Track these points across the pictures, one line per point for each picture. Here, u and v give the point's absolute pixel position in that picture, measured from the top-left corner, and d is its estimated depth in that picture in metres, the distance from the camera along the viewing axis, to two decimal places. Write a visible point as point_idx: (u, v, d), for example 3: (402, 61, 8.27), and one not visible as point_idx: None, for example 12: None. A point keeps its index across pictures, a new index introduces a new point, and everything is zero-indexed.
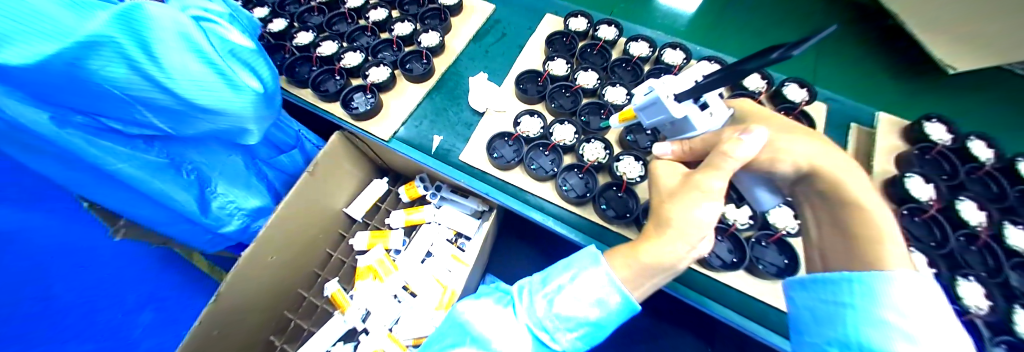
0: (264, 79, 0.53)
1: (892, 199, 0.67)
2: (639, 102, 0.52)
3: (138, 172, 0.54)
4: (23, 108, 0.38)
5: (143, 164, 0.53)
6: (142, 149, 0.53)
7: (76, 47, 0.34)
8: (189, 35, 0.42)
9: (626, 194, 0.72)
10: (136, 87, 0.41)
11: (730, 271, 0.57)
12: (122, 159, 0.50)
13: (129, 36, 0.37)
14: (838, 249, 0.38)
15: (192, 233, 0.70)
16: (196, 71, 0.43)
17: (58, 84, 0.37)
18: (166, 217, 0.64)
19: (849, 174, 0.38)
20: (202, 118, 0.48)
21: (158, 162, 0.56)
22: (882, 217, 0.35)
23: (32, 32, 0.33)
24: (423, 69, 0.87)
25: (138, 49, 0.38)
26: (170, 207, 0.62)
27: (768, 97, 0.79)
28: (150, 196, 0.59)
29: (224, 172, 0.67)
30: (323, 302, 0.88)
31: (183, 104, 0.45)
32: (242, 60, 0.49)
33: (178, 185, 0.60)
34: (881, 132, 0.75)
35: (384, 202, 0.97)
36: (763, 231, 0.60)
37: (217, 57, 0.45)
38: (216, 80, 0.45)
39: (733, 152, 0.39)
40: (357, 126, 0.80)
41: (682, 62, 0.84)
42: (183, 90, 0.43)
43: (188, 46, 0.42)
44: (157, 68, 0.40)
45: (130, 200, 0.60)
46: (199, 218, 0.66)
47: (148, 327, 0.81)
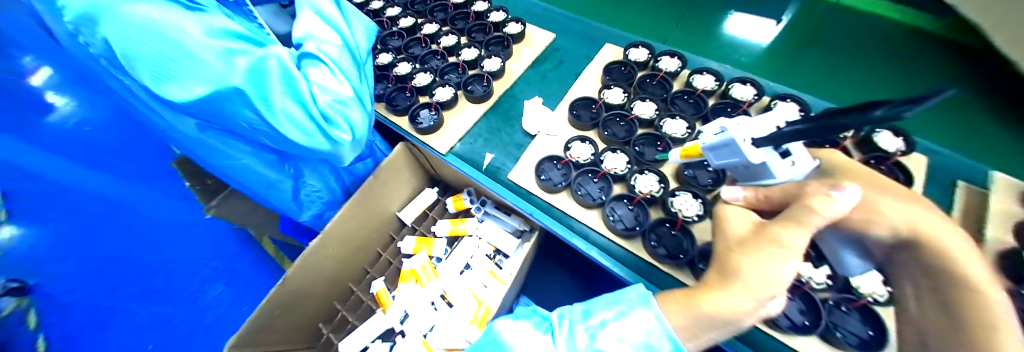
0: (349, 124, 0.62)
1: (1009, 277, 0.56)
2: (708, 142, 0.50)
3: (255, 165, 0.69)
4: (177, 115, 0.56)
5: (256, 161, 0.69)
6: (258, 150, 0.67)
7: (218, 91, 0.46)
8: (296, 89, 0.53)
9: (680, 233, 0.68)
10: (252, 121, 0.53)
11: (800, 336, 0.51)
12: (243, 156, 0.66)
13: (253, 87, 0.48)
14: (948, 335, 0.33)
15: (285, 209, 0.85)
16: (293, 113, 0.53)
17: (212, 113, 0.51)
18: (268, 196, 0.79)
19: (963, 250, 0.33)
20: (296, 148, 0.60)
21: (267, 159, 0.70)
22: (1006, 304, 0.31)
23: (200, 87, 0.46)
24: (483, 90, 0.92)
25: (256, 97, 0.49)
26: (270, 190, 0.77)
27: (855, 144, 0.72)
28: (258, 183, 0.74)
29: (313, 169, 0.78)
30: (368, 298, 0.94)
31: (281, 139, 0.56)
32: (334, 106, 0.60)
33: (279, 176, 0.74)
34: (995, 194, 0.64)
35: (432, 211, 1.01)
36: (843, 294, 0.55)
37: (313, 108, 0.55)
38: (309, 126, 0.56)
39: (822, 210, 0.35)
40: (419, 138, 0.86)
41: (752, 99, 0.80)
42: (283, 132, 0.54)
43: (291, 94, 0.53)
44: (265, 110, 0.51)
45: (245, 182, 0.74)
46: (289, 198, 0.80)
47: (219, 297, 1.18)
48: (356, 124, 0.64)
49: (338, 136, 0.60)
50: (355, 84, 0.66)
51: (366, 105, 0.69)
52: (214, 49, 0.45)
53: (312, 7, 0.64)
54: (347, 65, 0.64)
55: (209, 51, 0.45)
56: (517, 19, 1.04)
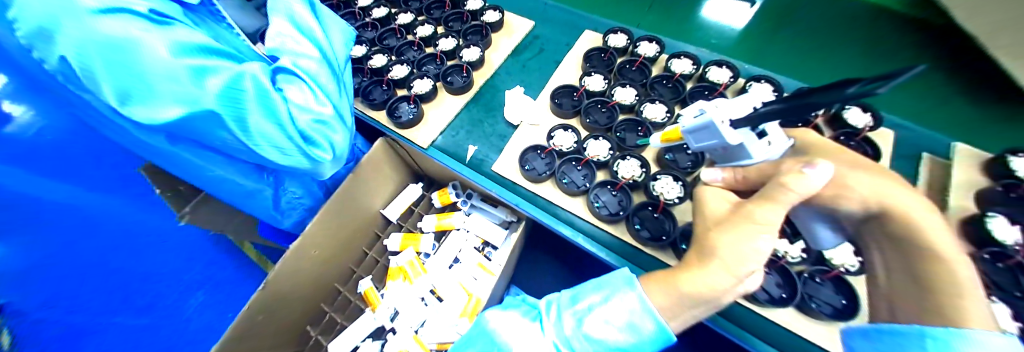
0: (330, 144, 0.61)
1: (970, 241, 0.59)
2: (687, 124, 0.50)
3: (231, 176, 0.65)
4: (139, 131, 0.51)
5: (232, 171, 0.65)
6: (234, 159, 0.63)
7: (190, 114, 0.43)
8: (274, 109, 0.50)
9: (662, 215, 0.69)
10: (226, 140, 0.50)
11: (778, 308, 0.53)
12: (220, 168, 0.62)
13: (227, 110, 0.45)
14: (910, 300, 0.34)
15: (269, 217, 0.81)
16: (273, 134, 0.51)
17: (183, 131, 0.48)
18: (245, 204, 0.75)
19: (924, 217, 0.34)
20: (274, 165, 0.58)
21: (245, 168, 0.66)
22: (967, 273, 0.32)
23: (174, 109, 0.42)
24: (463, 81, 0.90)
25: (231, 120, 0.46)
26: (248, 199, 0.73)
27: (826, 121, 0.74)
28: (234, 193, 0.70)
29: (292, 175, 0.76)
30: (356, 298, 0.93)
31: (259, 157, 0.54)
32: (317, 125, 0.57)
33: (258, 182, 0.70)
34: (956, 165, 0.67)
35: (417, 206, 1.01)
36: (817, 266, 0.56)
37: (295, 128, 0.53)
38: (289, 146, 0.54)
39: (793, 186, 0.35)
40: (399, 133, 0.85)
41: (728, 81, 0.81)
42: (261, 151, 0.52)
43: (270, 116, 0.49)
44: (241, 132, 0.48)
45: (221, 193, 0.70)
46: (269, 206, 0.77)
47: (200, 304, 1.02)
48: (338, 141, 0.63)
49: (318, 155, 0.59)
50: (339, 96, 0.63)
51: (347, 119, 0.67)
52: (186, 68, 0.41)
53: (288, 11, 0.59)
54: (330, 77, 0.61)
55: (178, 72, 0.41)
56: (494, 7, 1.02)
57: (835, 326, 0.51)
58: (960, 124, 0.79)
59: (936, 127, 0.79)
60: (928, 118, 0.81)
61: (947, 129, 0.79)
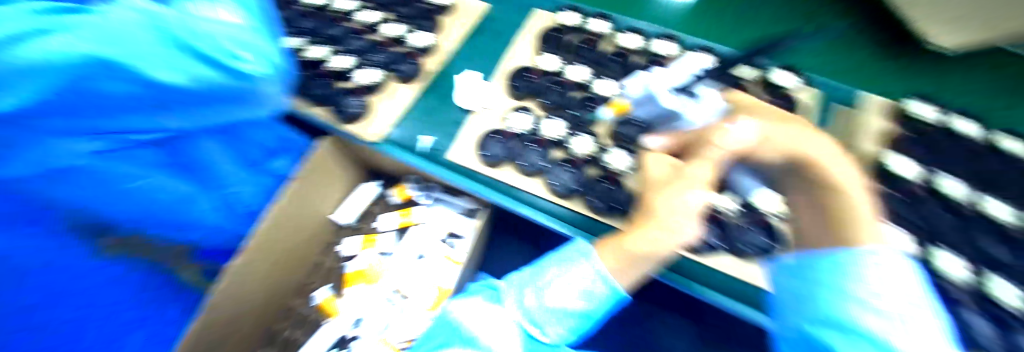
0: (258, 47, 0.41)
1: None
2: (635, 96, 0.55)
3: (153, 177, 0.61)
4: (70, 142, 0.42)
5: (149, 167, 0.59)
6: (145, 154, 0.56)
7: (57, 70, 0.31)
8: (163, 29, 0.36)
9: (615, 186, 0.70)
10: (140, 93, 0.38)
11: (710, 254, 0.58)
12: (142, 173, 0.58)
13: (100, 45, 0.33)
14: (820, 232, 0.38)
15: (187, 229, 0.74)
16: (181, 63, 0.37)
17: (91, 104, 0.37)
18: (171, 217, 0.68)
19: (834, 162, 0.38)
20: (213, 100, 0.44)
21: (158, 160, 0.60)
22: (860, 201, 0.36)
23: (38, 78, 0.31)
24: (410, 67, 0.85)
25: (119, 60, 0.34)
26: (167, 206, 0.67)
27: (758, 84, 0.78)
28: (155, 203, 0.64)
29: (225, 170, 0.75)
30: (311, 312, 0.88)
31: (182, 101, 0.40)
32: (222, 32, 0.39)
33: (164, 178, 0.63)
34: (871, 110, 0.73)
35: (376, 206, 0.96)
36: (752, 216, 0.59)
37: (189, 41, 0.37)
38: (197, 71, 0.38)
39: (721, 143, 0.41)
40: (344, 129, 0.79)
41: (676, 55, 0.84)
42: (159, 78, 0.37)
43: (157, 33, 0.36)
44: (147, 63, 0.36)
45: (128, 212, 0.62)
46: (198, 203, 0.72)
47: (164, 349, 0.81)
48: (267, 45, 0.43)
49: (252, 69, 0.40)
50: None
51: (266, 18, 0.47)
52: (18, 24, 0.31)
53: None
54: None
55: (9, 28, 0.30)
56: None
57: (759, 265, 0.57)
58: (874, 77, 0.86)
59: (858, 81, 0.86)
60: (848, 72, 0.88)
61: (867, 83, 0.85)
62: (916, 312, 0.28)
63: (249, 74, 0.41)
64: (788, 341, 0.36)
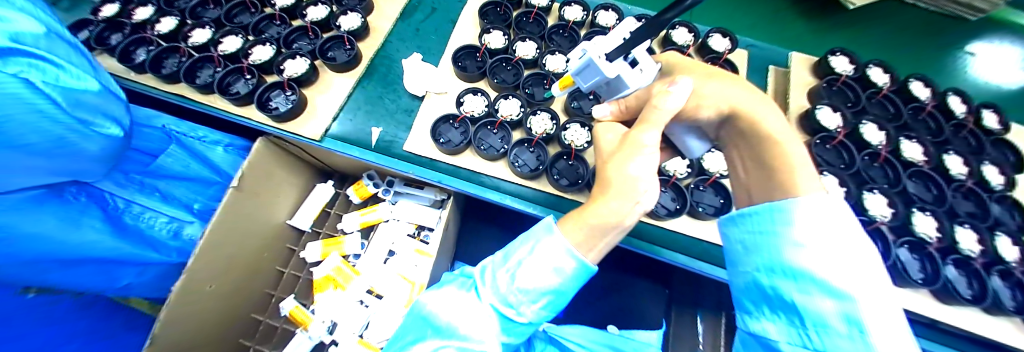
0: (114, 119, 0.50)
1: (806, 131, 0.74)
2: (574, 67, 0.50)
3: (52, 219, 0.48)
4: None
5: (46, 209, 0.47)
6: (41, 193, 0.46)
7: None
8: None
9: (576, 161, 0.72)
10: None
11: (672, 218, 0.61)
12: (56, 219, 0.49)
13: None
14: (759, 181, 0.39)
15: (124, 275, 0.62)
16: None
17: None
18: (109, 266, 0.60)
19: (763, 110, 0.39)
20: (57, 160, 0.43)
21: (54, 202, 0.49)
22: (794, 147, 0.36)
23: None
24: (347, 56, 0.80)
25: None
26: (91, 255, 0.55)
27: (696, 50, 0.82)
28: (60, 253, 0.51)
29: (159, 176, 0.65)
30: (282, 322, 0.83)
31: (27, 156, 0.40)
32: (71, 78, 0.43)
33: (73, 218, 0.51)
34: (795, 69, 0.82)
35: (333, 207, 0.91)
36: (699, 177, 0.65)
37: (56, 88, 0.40)
38: (57, 127, 0.41)
39: (660, 104, 0.37)
40: (281, 129, 0.72)
41: (615, 24, 0.84)
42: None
43: None
44: None
45: (60, 265, 0.54)
46: (138, 252, 0.61)
47: None
48: (112, 110, 0.50)
49: (105, 135, 0.48)
50: (77, 61, 0.47)
51: (92, 71, 0.49)
52: None
53: None
54: (37, 24, 0.41)
55: None
56: None
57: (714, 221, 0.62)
58: (772, 34, 1.03)
59: (760, 35, 1.03)
60: (755, 30, 1.03)
61: (766, 37, 1.02)
62: (850, 248, 0.31)
63: (105, 141, 0.48)
64: (739, 287, 0.40)
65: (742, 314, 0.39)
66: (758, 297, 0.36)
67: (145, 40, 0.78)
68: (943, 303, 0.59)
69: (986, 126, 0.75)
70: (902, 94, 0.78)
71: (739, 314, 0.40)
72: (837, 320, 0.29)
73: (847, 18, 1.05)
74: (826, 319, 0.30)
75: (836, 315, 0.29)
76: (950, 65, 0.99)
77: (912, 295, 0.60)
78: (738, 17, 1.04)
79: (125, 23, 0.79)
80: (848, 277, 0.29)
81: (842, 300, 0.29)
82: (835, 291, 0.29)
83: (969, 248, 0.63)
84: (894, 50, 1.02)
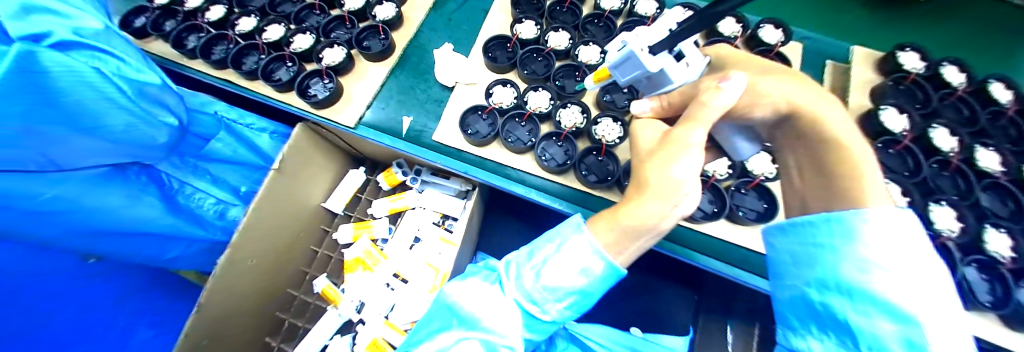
0: (175, 111, 0.54)
1: (866, 134, 0.68)
2: (612, 60, 0.48)
3: (117, 196, 0.53)
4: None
5: (109, 185, 0.52)
6: (108, 171, 0.51)
7: None
8: None
9: (606, 158, 0.70)
10: None
11: (709, 222, 0.58)
12: (121, 195, 0.54)
13: None
14: (817, 187, 0.36)
15: (173, 247, 0.68)
16: None
17: None
18: (162, 240, 0.65)
19: (827, 110, 0.36)
20: (128, 145, 0.48)
21: (120, 179, 0.54)
22: (862, 152, 0.33)
23: None
24: (381, 45, 0.81)
25: None
26: (148, 229, 0.60)
27: (743, 42, 0.77)
28: (124, 226, 0.57)
29: (214, 161, 0.69)
30: (315, 298, 0.88)
31: (96, 138, 0.44)
32: (133, 70, 0.47)
33: (135, 195, 0.56)
34: (855, 65, 0.75)
35: (364, 192, 0.94)
36: (741, 179, 0.61)
37: (121, 79, 0.45)
38: (123, 113, 0.45)
39: (710, 102, 0.35)
40: (318, 115, 0.75)
41: (655, 13, 0.79)
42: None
43: None
44: None
45: (122, 237, 0.59)
46: (186, 228, 0.67)
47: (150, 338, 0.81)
48: (172, 100, 0.53)
49: (165, 124, 0.52)
50: (142, 59, 0.51)
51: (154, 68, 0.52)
52: None
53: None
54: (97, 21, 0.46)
55: None
56: None
57: (756, 228, 0.59)
58: (825, 25, 0.94)
59: (813, 27, 0.94)
60: (807, 21, 0.95)
61: (820, 29, 0.94)
62: (921, 268, 0.28)
63: (168, 131, 0.53)
64: (784, 301, 0.37)
65: (784, 329, 0.37)
66: (804, 313, 0.34)
67: (196, 27, 0.83)
68: (1014, 330, 0.53)
69: None
70: (979, 95, 0.70)
71: (781, 329, 0.38)
72: (896, 344, 0.27)
73: (916, 12, 0.95)
74: (885, 343, 0.27)
75: (896, 338, 0.27)
76: None
77: (978, 319, 0.54)
78: (788, 7, 0.96)
79: (179, 11, 0.84)
80: (914, 298, 0.27)
81: (905, 323, 0.27)
82: (899, 313, 0.27)
83: None
84: (966, 43, 0.92)
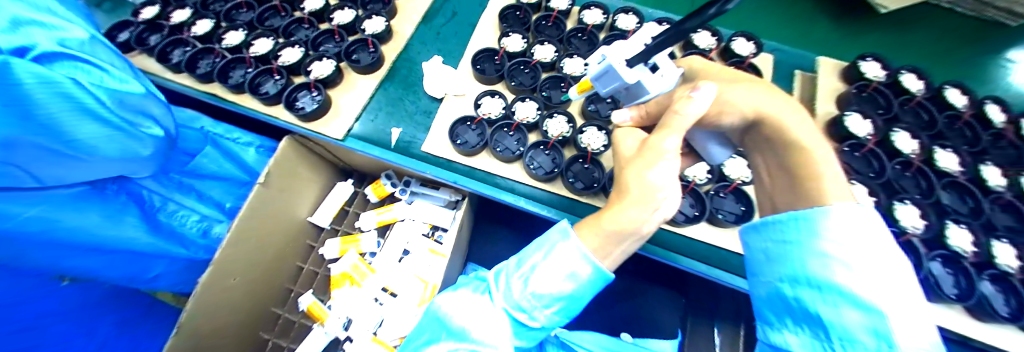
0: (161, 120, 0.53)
1: (833, 139, 0.72)
2: (593, 72, 0.50)
3: (96, 216, 0.52)
4: None
5: (78, 202, 0.50)
6: (83, 191, 0.50)
7: None
8: None
9: (592, 165, 0.72)
10: None
11: (691, 225, 0.61)
12: (101, 215, 0.53)
13: None
14: (784, 188, 0.39)
15: (156, 267, 0.65)
16: None
17: None
18: (144, 259, 0.63)
19: (790, 116, 0.38)
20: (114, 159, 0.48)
21: (96, 197, 0.52)
22: (823, 156, 0.36)
23: None
24: (371, 58, 0.82)
25: None
26: (131, 250, 0.59)
27: (718, 54, 0.81)
28: (105, 246, 0.55)
29: (202, 178, 0.70)
30: (300, 316, 0.85)
31: (78, 152, 0.43)
32: (116, 81, 0.47)
33: (114, 215, 0.55)
34: (822, 74, 0.80)
35: (351, 205, 0.93)
36: (720, 183, 0.64)
37: (103, 89, 0.45)
38: (101, 124, 0.44)
39: (682, 110, 0.37)
40: (306, 128, 0.75)
41: (635, 27, 0.84)
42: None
43: None
44: None
45: (105, 261, 0.57)
46: (169, 247, 0.64)
47: None
48: (157, 110, 0.53)
49: (149, 135, 0.51)
50: (127, 71, 0.51)
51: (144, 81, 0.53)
52: None
53: None
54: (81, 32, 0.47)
55: None
56: None
57: (733, 229, 0.61)
58: (792, 37, 1.01)
59: (785, 40, 1.00)
60: (779, 34, 1.01)
61: (790, 42, 1.00)
62: (884, 262, 0.30)
63: (155, 141, 0.52)
64: (761, 297, 0.39)
65: (763, 326, 0.38)
66: (780, 308, 0.36)
67: (182, 41, 0.82)
68: (980, 321, 0.56)
69: None
70: (935, 101, 0.75)
71: (760, 326, 0.39)
72: (864, 334, 0.28)
73: (875, 22, 1.02)
74: (853, 333, 0.29)
75: (862, 328, 0.29)
76: (981, 67, 0.95)
77: (946, 312, 0.57)
78: (759, 21, 1.02)
79: (164, 26, 0.84)
80: (877, 289, 0.29)
81: (870, 313, 0.28)
82: (864, 304, 0.28)
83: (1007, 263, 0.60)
84: (914, 49, 1.00)
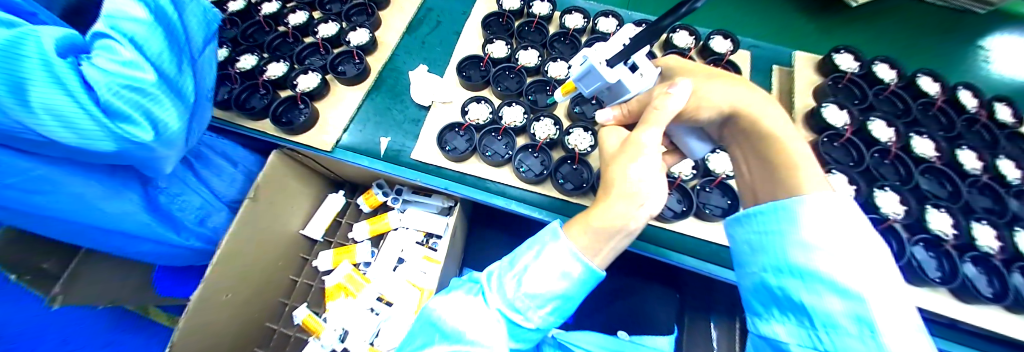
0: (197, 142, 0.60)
1: (813, 130, 0.74)
2: (575, 74, 0.51)
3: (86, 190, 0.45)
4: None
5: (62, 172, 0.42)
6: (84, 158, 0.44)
7: None
8: None
9: (580, 165, 0.73)
10: None
11: (679, 220, 0.61)
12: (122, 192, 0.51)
13: None
14: (764, 181, 0.39)
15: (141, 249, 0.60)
16: None
17: None
18: (135, 243, 0.58)
19: (764, 111, 0.40)
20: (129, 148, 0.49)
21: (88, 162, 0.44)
22: (797, 146, 0.37)
23: None
24: (356, 69, 0.83)
25: None
26: (133, 226, 0.55)
27: (697, 53, 0.83)
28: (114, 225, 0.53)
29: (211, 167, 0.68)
30: (295, 330, 0.84)
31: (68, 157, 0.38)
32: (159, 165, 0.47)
33: (116, 188, 0.50)
34: (799, 67, 0.82)
35: (344, 217, 0.93)
36: (705, 178, 0.66)
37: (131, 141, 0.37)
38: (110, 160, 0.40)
39: (663, 106, 0.39)
40: (294, 141, 0.75)
41: (615, 29, 0.87)
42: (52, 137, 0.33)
43: None
44: None
45: (124, 238, 0.56)
46: (159, 229, 0.59)
47: None
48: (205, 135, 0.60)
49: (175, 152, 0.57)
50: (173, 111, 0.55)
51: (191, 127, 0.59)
52: None
53: (134, 30, 0.36)
54: (166, 104, 0.39)
55: None
56: None
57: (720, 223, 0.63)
58: (769, 34, 1.04)
59: (755, 37, 1.03)
60: (751, 31, 1.04)
61: (763, 39, 1.03)
62: (863, 250, 0.31)
63: None
64: (747, 288, 0.40)
65: (752, 316, 0.39)
66: (766, 297, 0.36)
67: None
68: (962, 301, 0.57)
69: (998, 119, 0.73)
70: (910, 89, 0.78)
71: (749, 317, 0.39)
72: (847, 320, 0.29)
73: (846, 16, 1.05)
74: (836, 319, 0.30)
75: (846, 314, 0.29)
76: (944, 52, 0.99)
77: (931, 294, 0.58)
78: (736, 20, 1.05)
79: None
80: (859, 276, 0.29)
81: (852, 299, 0.29)
82: (844, 290, 0.29)
83: (988, 244, 0.61)
84: (884, 36, 1.03)
